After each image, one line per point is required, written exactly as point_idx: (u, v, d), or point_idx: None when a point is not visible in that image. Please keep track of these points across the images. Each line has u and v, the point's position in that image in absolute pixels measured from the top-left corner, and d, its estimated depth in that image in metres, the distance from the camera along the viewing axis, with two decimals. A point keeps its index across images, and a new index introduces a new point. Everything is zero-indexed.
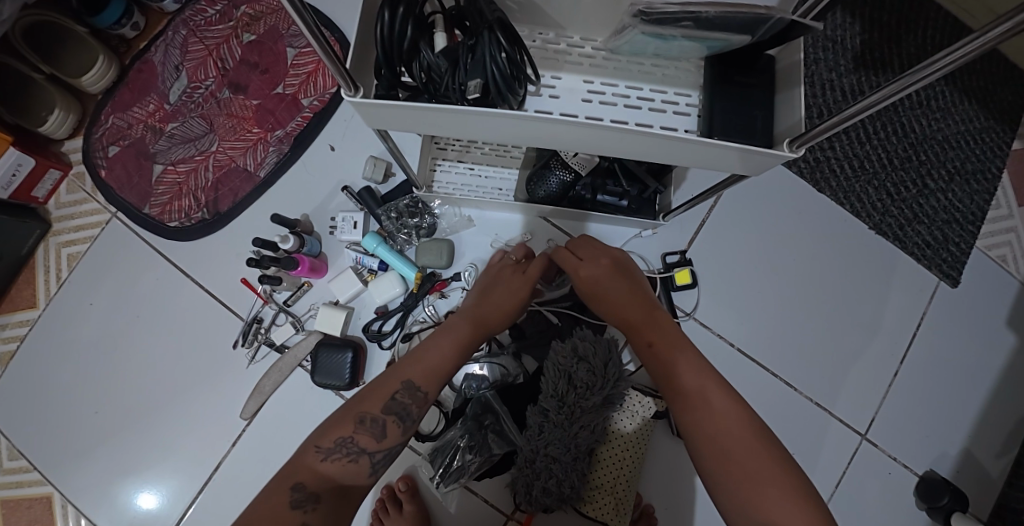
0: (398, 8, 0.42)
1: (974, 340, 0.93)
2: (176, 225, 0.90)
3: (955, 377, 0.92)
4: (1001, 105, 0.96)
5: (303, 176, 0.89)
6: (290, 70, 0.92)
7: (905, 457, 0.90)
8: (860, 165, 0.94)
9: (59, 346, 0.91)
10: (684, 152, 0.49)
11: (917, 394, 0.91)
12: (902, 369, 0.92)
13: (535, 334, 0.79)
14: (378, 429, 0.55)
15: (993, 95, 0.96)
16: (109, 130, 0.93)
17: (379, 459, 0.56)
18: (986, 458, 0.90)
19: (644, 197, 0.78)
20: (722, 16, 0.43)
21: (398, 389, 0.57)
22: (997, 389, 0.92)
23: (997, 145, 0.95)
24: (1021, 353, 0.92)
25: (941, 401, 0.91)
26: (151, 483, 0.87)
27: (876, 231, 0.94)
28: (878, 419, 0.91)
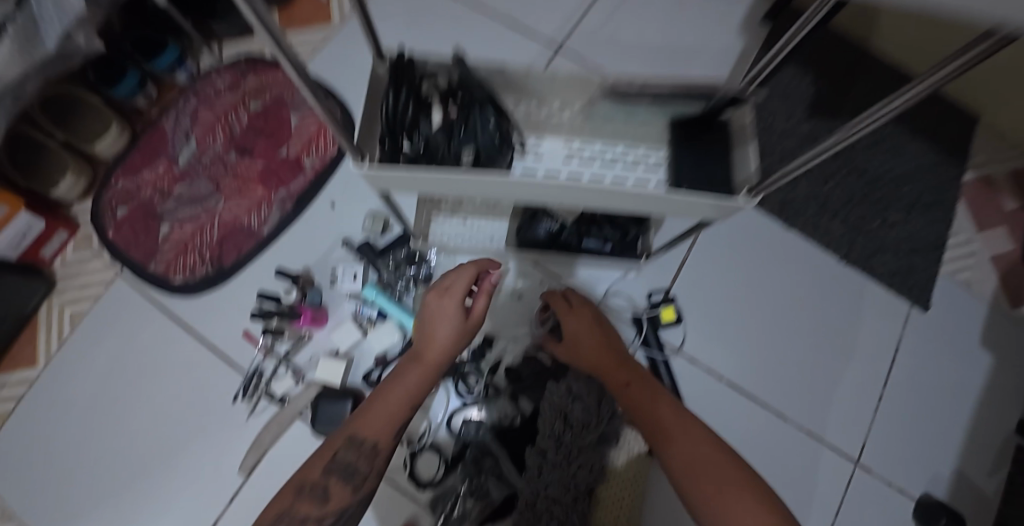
0: (401, 91, 0.49)
1: (952, 362, 0.97)
2: (181, 281, 0.93)
3: (937, 399, 0.95)
4: (949, 141, 1.05)
5: (304, 230, 0.94)
6: (294, 133, 0.98)
7: (899, 482, 0.92)
8: (824, 203, 1.01)
9: (57, 405, 0.92)
10: (662, 205, 0.54)
11: (902, 418, 0.94)
12: (886, 394, 0.95)
13: (531, 377, 0.82)
14: (318, 494, 0.53)
15: (938, 134, 1.05)
16: (118, 193, 0.98)
17: (329, 525, 0.53)
18: (978, 478, 0.92)
19: (627, 241, 0.84)
20: (673, 91, 0.52)
21: (340, 449, 0.55)
22: (980, 408, 0.95)
23: (949, 177, 1.04)
24: (997, 372, 0.97)
25: (927, 424, 0.94)
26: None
27: (846, 262, 1.00)
28: (869, 445, 0.93)
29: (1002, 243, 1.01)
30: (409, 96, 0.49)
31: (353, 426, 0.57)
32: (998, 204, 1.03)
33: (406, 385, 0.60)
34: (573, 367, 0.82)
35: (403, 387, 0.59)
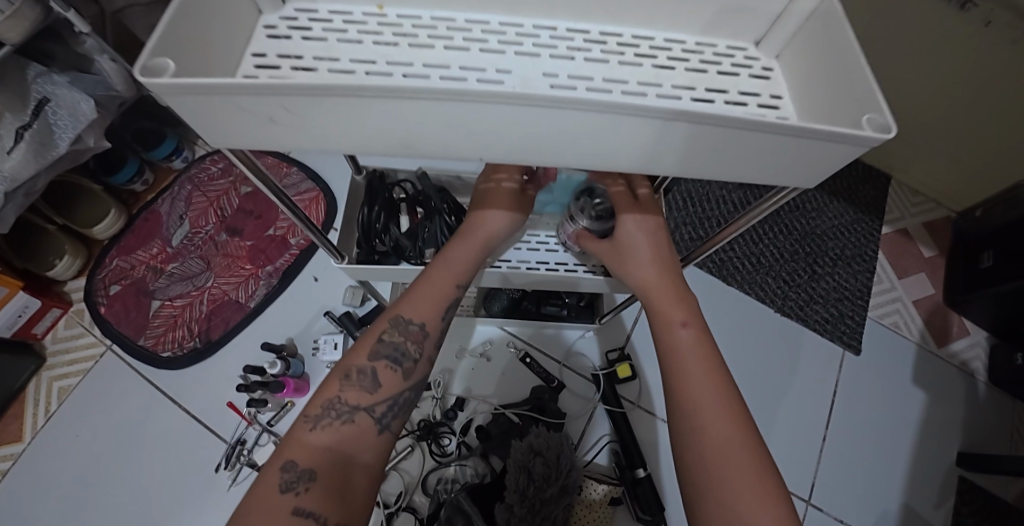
0: (375, 206, 0.59)
1: (888, 402, 1.06)
2: (169, 354, 0.99)
3: (879, 437, 1.04)
4: (862, 201, 1.20)
5: (288, 302, 1.01)
6: (281, 214, 1.08)
7: (852, 519, 0.98)
8: (758, 260, 1.14)
9: (40, 480, 0.94)
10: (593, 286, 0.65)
11: (848, 457, 1.02)
12: (829, 434, 1.03)
13: (499, 434, 0.88)
14: (368, 381, 0.51)
15: (853, 196, 1.21)
16: (112, 272, 1.05)
17: (382, 415, 0.51)
18: (924, 510, 0.99)
19: (582, 304, 0.93)
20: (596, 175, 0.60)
21: (386, 330, 0.53)
22: (919, 442, 1.04)
23: (868, 233, 1.18)
24: (931, 407, 1.06)
25: (872, 461, 1.02)
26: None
27: (782, 313, 1.10)
28: (821, 485, 1.00)
29: (925, 286, 1.15)
30: (381, 208, 0.59)
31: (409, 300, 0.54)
32: (917, 252, 1.17)
33: (464, 252, 0.55)
34: (537, 424, 0.89)
35: (450, 270, 0.55)
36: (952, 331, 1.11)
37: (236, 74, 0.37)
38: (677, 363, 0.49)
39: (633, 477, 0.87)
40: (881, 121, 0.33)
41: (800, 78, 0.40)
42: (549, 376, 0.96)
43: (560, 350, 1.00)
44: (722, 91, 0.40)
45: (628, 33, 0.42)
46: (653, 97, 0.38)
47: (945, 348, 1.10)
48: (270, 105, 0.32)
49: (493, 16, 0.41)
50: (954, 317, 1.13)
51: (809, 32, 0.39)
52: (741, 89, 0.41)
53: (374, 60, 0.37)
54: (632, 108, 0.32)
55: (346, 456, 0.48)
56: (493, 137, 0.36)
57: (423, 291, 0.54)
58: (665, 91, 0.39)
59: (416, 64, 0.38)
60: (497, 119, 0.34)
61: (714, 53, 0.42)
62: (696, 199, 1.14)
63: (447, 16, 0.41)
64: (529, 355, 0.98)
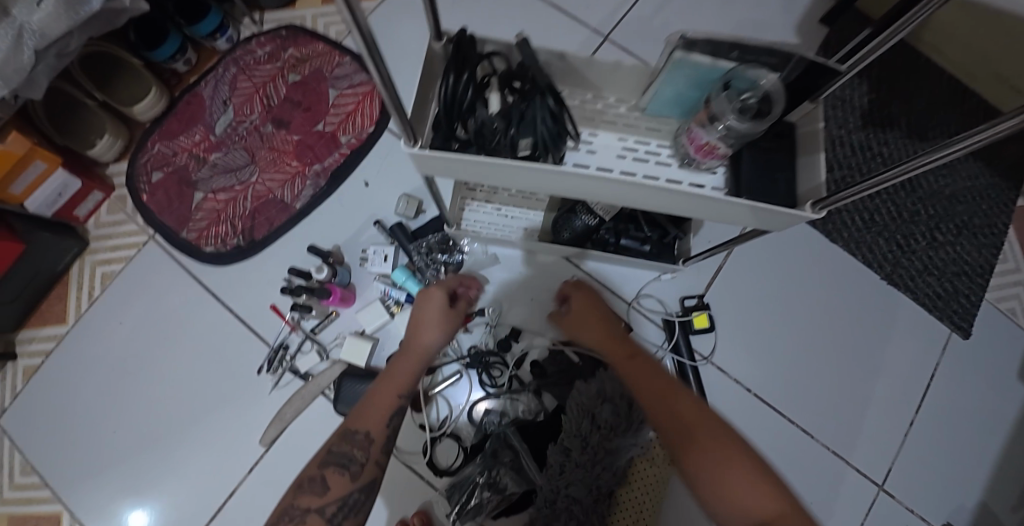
0: (462, 75, 0.46)
1: (989, 394, 0.93)
2: (212, 250, 0.93)
3: (972, 430, 0.92)
4: (1002, 162, 1.00)
5: (337, 207, 0.93)
6: (331, 109, 0.97)
7: (923, 510, 0.89)
8: (871, 218, 0.98)
9: (87, 362, 0.94)
10: (713, 208, 0.51)
11: (932, 444, 0.92)
12: (917, 419, 0.92)
13: (557, 374, 0.82)
14: (319, 485, 0.56)
15: (995, 154, 1.01)
16: (154, 157, 0.98)
17: (333, 513, 0.55)
18: (1003, 512, 0.89)
19: (665, 242, 0.82)
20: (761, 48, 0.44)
21: (333, 445, 0.59)
22: (1013, 440, 0.92)
23: (1003, 201, 0.99)
24: None
25: (957, 453, 0.91)
26: (152, 504, 0.88)
27: (888, 280, 0.96)
28: (895, 470, 0.90)
29: None
30: (469, 78, 0.46)
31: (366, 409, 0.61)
32: None
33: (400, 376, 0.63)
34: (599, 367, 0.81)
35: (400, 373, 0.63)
36: None
37: None
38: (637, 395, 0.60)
39: None
40: None
41: None
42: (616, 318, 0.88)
43: (628, 293, 0.92)
44: None
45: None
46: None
47: None
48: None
49: None
50: None
51: None
52: None
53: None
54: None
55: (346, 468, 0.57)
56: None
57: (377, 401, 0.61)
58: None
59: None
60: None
61: None
62: None
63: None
64: (596, 293, 0.89)
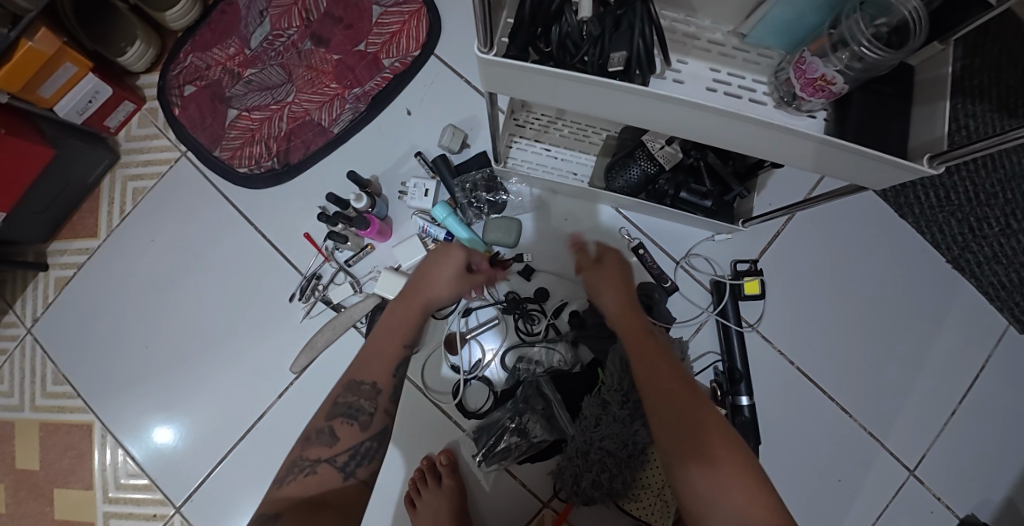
0: None
1: None
2: (245, 172, 0.90)
3: (1014, 424, 0.88)
4: None
5: (377, 136, 0.88)
6: (374, 28, 0.90)
7: (950, 499, 0.86)
8: (947, 195, 0.85)
9: (118, 279, 0.93)
10: (777, 145, 0.46)
11: (971, 435, 0.88)
12: (959, 409, 0.88)
13: (597, 325, 0.79)
14: (328, 436, 0.58)
15: None
16: (187, 69, 0.93)
17: (344, 462, 0.57)
18: None
19: (726, 199, 0.76)
20: None
21: (342, 392, 0.60)
22: None
23: None
24: None
25: (996, 446, 0.87)
26: (178, 423, 0.89)
27: (953, 264, 0.90)
28: (928, 456, 0.87)
29: None
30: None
31: (369, 359, 0.63)
32: None
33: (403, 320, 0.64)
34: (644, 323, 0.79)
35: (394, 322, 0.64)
36: None
37: None
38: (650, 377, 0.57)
39: (734, 403, 0.81)
40: None
41: None
42: (662, 275, 0.84)
43: (677, 251, 0.87)
44: None
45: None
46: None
47: None
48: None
49: None
50: None
51: None
52: None
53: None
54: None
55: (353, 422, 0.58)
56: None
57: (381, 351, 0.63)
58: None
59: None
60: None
61: None
62: None
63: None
64: (643, 247, 0.85)
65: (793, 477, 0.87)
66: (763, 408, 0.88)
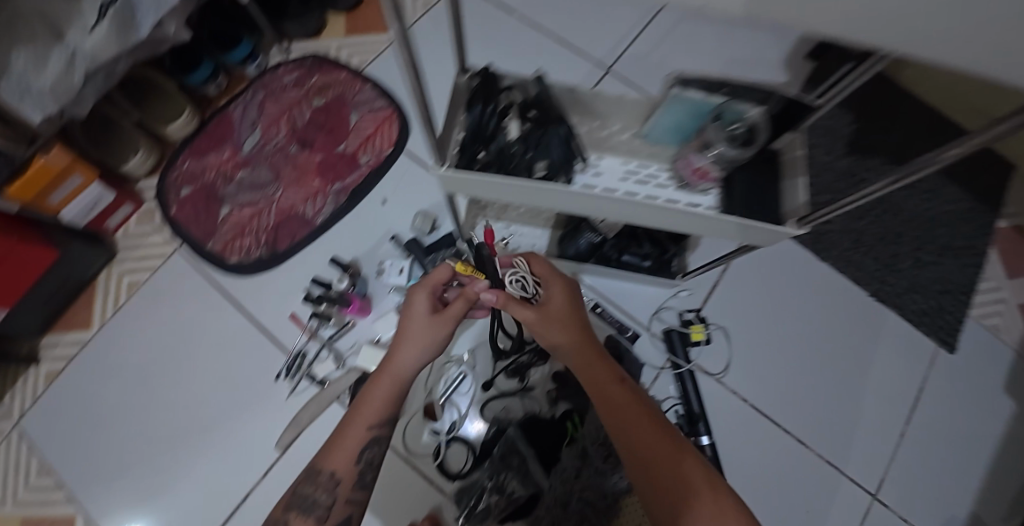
0: (488, 104, 0.54)
1: (976, 407, 0.97)
2: (236, 261, 0.99)
3: (958, 441, 0.96)
4: (984, 187, 1.07)
5: (356, 224, 0.99)
6: (352, 131, 1.04)
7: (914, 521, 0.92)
8: (858, 239, 1.04)
9: (107, 369, 0.98)
10: (682, 220, 0.58)
11: (921, 456, 0.95)
12: (907, 432, 0.96)
13: (577, 383, 0.86)
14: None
15: (978, 180, 1.07)
16: (183, 174, 1.04)
17: None
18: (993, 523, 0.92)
19: (664, 259, 0.87)
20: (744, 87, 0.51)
21: (303, 484, 0.60)
22: (1000, 453, 0.95)
23: (986, 223, 1.05)
24: (1020, 421, 0.96)
25: (946, 465, 0.94)
26: (164, 507, 0.91)
27: (876, 298, 1.01)
28: (888, 479, 0.94)
29: None
30: (484, 108, 0.54)
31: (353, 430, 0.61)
32: None
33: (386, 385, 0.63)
34: None
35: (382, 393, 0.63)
36: None
37: None
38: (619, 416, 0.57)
39: (696, 445, 0.88)
40: None
41: None
42: (623, 326, 0.93)
43: (631, 308, 0.96)
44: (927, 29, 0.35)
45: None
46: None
47: None
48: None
49: None
50: None
51: None
52: None
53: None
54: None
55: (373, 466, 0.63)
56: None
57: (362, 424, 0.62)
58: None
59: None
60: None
61: None
62: None
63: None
64: (600, 306, 0.94)
65: (763, 514, 0.92)
66: (728, 447, 0.94)
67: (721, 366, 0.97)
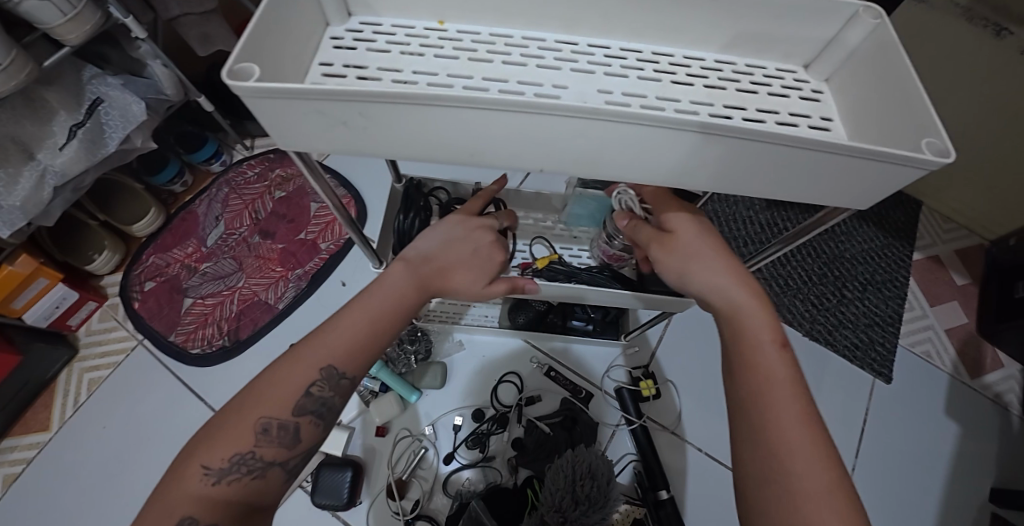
0: (411, 211, 0.70)
1: (923, 432, 1.02)
2: (198, 351, 1.01)
3: (913, 469, 0.99)
4: (895, 229, 1.18)
5: (316, 307, 1.03)
6: (312, 219, 1.11)
7: None
8: (786, 283, 1.12)
9: (65, 471, 0.96)
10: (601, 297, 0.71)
11: (881, 486, 0.98)
12: (859, 464, 0.99)
13: (535, 448, 0.88)
14: None
15: (889, 219, 1.19)
16: (148, 268, 1.08)
17: None
18: None
19: (608, 320, 0.93)
20: None
21: None
22: (952, 477, 0.99)
23: (900, 258, 1.15)
24: (964, 441, 1.01)
25: (906, 495, 0.97)
26: None
27: (810, 336, 1.08)
28: None
29: (957, 315, 1.11)
30: (414, 217, 0.70)
31: (239, 417, 0.46)
32: (949, 279, 1.14)
33: (308, 365, 0.48)
34: (570, 436, 0.89)
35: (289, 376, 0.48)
36: (986, 362, 1.07)
37: (304, 81, 0.40)
38: (752, 358, 0.44)
39: (655, 499, 0.87)
40: (938, 146, 0.34)
41: (849, 100, 0.42)
42: (576, 387, 0.97)
43: (584, 369, 1.00)
44: (773, 113, 0.42)
45: (648, 50, 0.44)
46: (669, 83, 0.42)
47: (979, 380, 1.06)
48: (349, 112, 0.35)
49: (549, 35, 0.44)
50: (988, 347, 1.08)
51: (860, 57, 0.41)
52: (791, 111, 0.42)
53: (332, 62, 0.41)
54: (657, 120, 0.34)
55: (248, 508, 0.47)
56: (535, 135, 0.37)
57: (250, 412, 0.47)
58: (702, 98, 0.42)
59: (413, 44, 0.43)
60: (557, 117, 0.35)
61: (763, 75, 0.44)
62: (721, 220, 1.11)
63: (439, 25, 0.44)
64: (553, 369, 0.99)
65: None
66: None
67: (673, 418, 0.97)
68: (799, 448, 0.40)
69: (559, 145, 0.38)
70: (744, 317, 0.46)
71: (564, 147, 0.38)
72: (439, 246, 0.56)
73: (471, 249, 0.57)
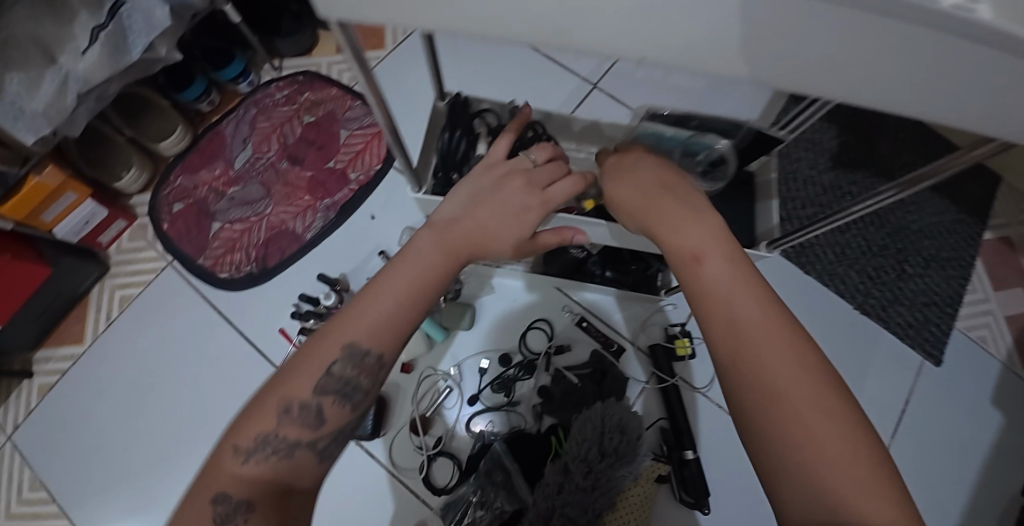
0: (456, 131, 0.67)
1: (965, 417, 0.96)
2: (227, 276, 1.00)
3: (949, 453, 0.95)
4: (966, 201, 1.08)
5: (344, 238, 1.00)
6: (342, 148, 1.06)
7: None
8: (843, 252, 1.05)
9: (98, 383, 0.98)
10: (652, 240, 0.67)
11: (914, 463, 0.94)
12: (895, 443, 0.95)
13: (562, 397, 0.87)
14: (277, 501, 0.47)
15: (966, 189, 1.09)
16: (176, 190, 1.05)
17: None
18: None
19: (647, 274, 0.87)
20: (710, 120, 0.62)
21: None
22: (990, 466, 0.94)
23: (970, 235, 1.06)
24: (1009, 432, 0.96)
25: (937, 478, 0.94)
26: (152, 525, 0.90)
27: (861, 310, 1.02)
28: None
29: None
30: (460, 137, 0.67)
31: (258, 403, 0.43)
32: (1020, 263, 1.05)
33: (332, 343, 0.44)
34: (599, 388, 0.87)
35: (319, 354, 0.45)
36: None
37: None
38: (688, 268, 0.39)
39: (680, 458, 0.86)
40: None
41: None
42: (608, 340, 0.93)
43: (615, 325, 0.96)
44: None
45: None
46: None
47: None
48: None
49: None
50: None
51: None
52: None
53: None
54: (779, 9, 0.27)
55: (285, 490, 0.43)
56: (617, 30, 0.31)
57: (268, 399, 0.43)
58: None
59: None
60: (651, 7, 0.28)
61: None
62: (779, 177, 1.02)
63: None
64: (586, 320, 0.95)
65: None
66: None
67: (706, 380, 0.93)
68: (770, 354, 0.34)
69: (644, 37, 0.31)
70: (678, 226, 0.41)
71: (658, 47, 0.32)
72: (470, 204, 0.51)
73: (502, 207, 0.51)
